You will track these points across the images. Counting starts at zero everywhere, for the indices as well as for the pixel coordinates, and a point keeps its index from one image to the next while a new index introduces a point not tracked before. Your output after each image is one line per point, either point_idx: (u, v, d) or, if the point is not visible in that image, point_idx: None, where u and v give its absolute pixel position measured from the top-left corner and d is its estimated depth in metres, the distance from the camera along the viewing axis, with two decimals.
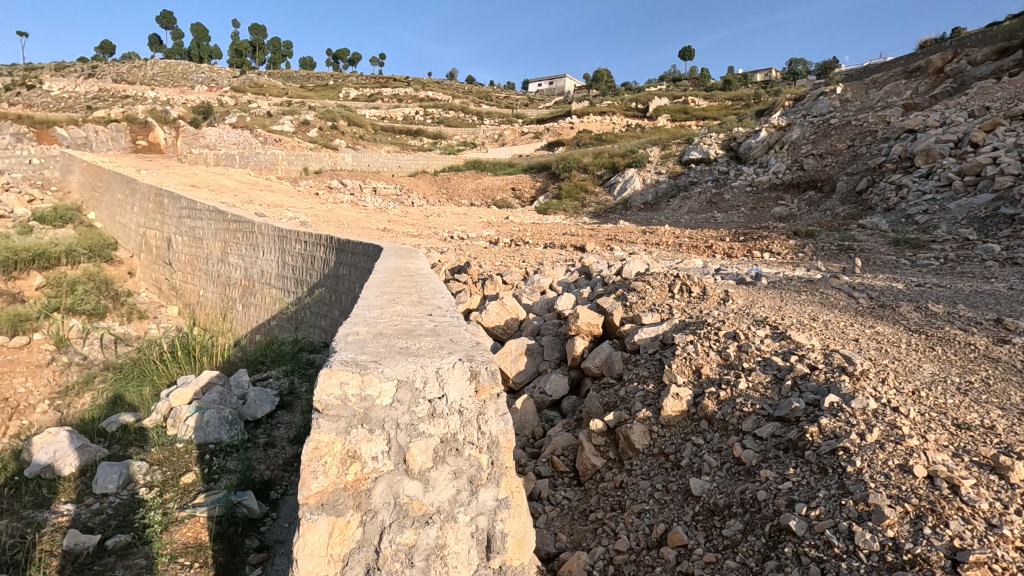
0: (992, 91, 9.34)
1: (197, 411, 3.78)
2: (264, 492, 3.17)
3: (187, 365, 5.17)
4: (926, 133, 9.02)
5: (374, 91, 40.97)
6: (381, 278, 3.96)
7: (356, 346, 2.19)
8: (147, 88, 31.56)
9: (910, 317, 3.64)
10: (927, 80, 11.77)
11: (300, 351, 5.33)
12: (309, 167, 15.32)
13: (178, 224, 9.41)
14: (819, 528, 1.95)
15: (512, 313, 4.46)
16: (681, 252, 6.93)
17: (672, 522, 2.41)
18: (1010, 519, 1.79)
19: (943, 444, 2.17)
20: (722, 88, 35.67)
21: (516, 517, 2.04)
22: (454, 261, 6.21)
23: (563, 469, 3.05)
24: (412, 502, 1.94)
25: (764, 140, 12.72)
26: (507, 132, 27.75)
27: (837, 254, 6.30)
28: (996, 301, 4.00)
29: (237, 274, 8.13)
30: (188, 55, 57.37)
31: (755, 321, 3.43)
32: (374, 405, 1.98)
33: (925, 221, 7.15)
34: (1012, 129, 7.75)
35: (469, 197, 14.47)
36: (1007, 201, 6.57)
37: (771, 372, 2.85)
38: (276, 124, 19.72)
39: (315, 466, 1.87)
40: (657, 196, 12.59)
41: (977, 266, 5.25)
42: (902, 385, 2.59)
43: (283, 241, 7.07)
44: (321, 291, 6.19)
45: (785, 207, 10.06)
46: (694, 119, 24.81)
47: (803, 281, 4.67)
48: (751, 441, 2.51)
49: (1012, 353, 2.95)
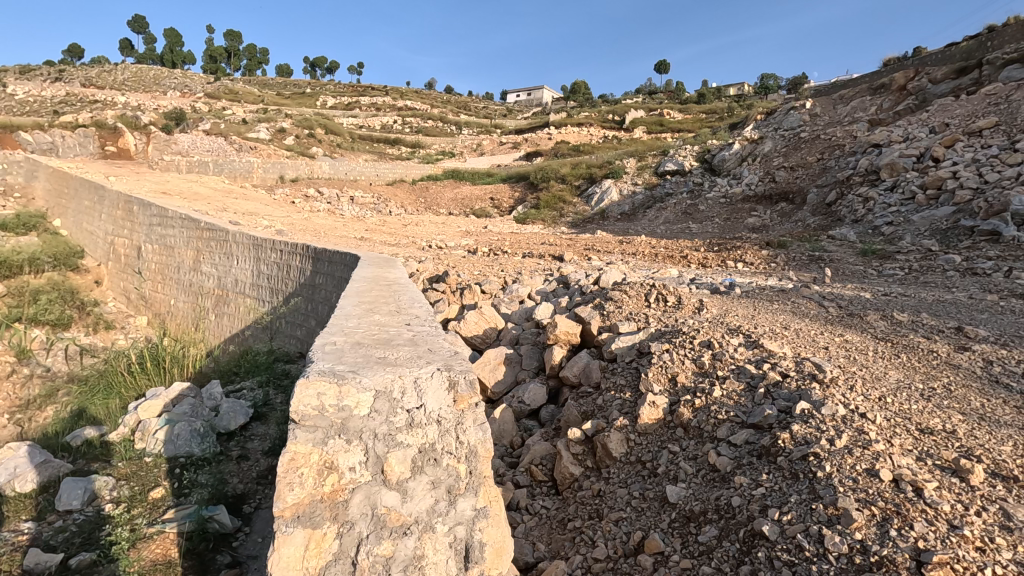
0: (951, 108, 9.73)
1: (167, 424, 3.67)
2: (237, 506, 3.12)
3: (157, 377, 5.05)
4: (890, 147, 9.35)
5: (352, 99, 40.93)
6: (358, 287, 3.94)
7: (333, 356, 2.18)
8: (113, 91, 30.98)
9: (877, 325, 3.76)
10: (890, 97, 12.23)
11: (274, 362, 5.26)
12: (285, 175, 15.17)
13: (148, 232, 9.21)
14: (791, 532, 2.00)
15: (490, 322, 4.49)
16: (657, 262, 7.03)
17: (649, 529, 2.44)
18: (970, 520, 1.85)
19: (907, 448, 2.25)
20: (695, 101, 36.53)
21: (494, 526, 2.05)
22: (433, 270, 6.21)
23: (541, 478, 3.07)
24: (390, 513, 1.93)
25: (737, 152, 13.05)
26: (486, 142, 27.89)
27: (807, 264, 6.47)
28: (957, 310, 4.16)
29: (209, 283, 8.00)
30: (161, 60, 56.60)
31: (729, 329, 3.50)
32: (351, 415, 1.96)
33: (890, 232, 7.39)
34: (970, 145, 8.10)
35: (447, 207, 14.51)
36: (967, 214, 6.84)
37: (745, 379, 2.91)
38: (251, 133, 19.53)
39: (291, 477, 1.85)
40: (633, 207, 12.81)
41: (940, 275, 5.45)
42: (869, 391, 2.68)
43: (258, 250, 6.97)
44: (297, 301, 6.12)
45: (758, 218, 10.30)
46: (668, 131, 25.28)
47: (776, 290, 4.78)
48: (725, 448, 2.56)
49: (972, 361, 3.07)
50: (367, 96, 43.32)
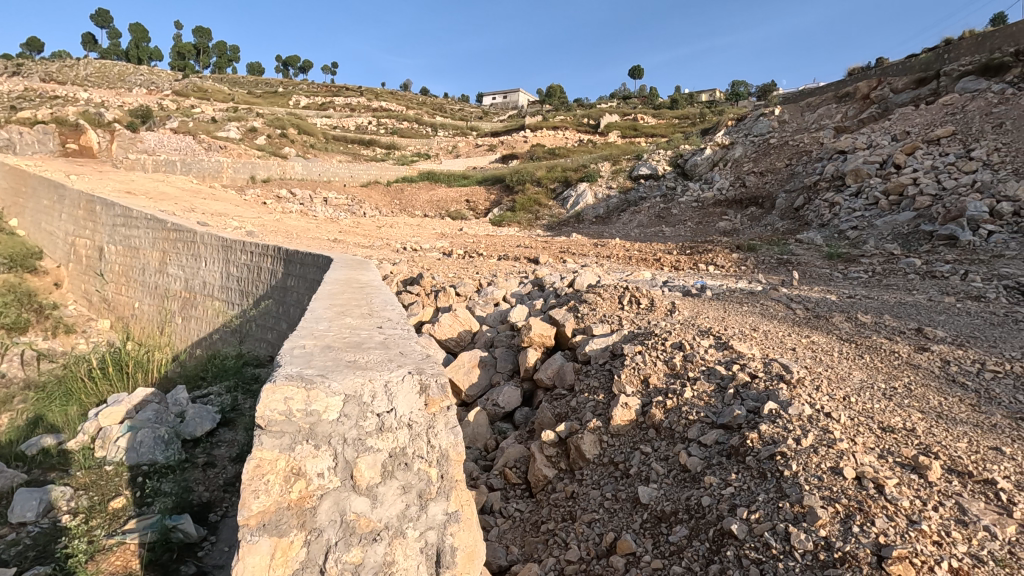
0: (912, 117, 10.08)
1: (130, 430, 3.54)
2: (202, 515, 3.04)
3: (119, 383, 4.88)
4: (855, 154, 9.65)
5: (326, 99, 40.40)
6: (330, 290, 3.87)
7: (302, 360, 2.13)
8: (77, 89, 30.02)
9: (842, 327, 3.87)
10: (854, 105, 12.61)
11: (243, 366, 5.14)
12: (256, 175, 14.86)
13: (111, 233, 8.92)
14: (759, 531, 2.03)
15: (464, 324, 4.47)
16: (631, 264, 7.11)
17: (621, 530, 2.46)
18: (928, 515, 1.90)
19: (870, 446, 2.31)
20: (669, 106, 37.16)
21: (466, 530, 2.02)
22: (407, 273, 6.16)
23: (515, 481, 3.07)
24: (359, 519, 1.89)
25: (708, 157, 13.28)
26: (462, 144, 27.82)
27: (776, 267, 6.62)
28: (918, 312, 4.30)
29: (176, 285, 7.78)
30: (126, 55, 55.01)
31: (700, 331, 3.56)
32: (320, 420, 1.94)
33: (855, 236, 7.61)
34: (929, 153, 8.41)
35: (422, 209, 14.43)
36: (926, 219, 7.10)
37: (715, 380, 2.95)
38: (221, 132, 19.13)
39: (256, 484, 1.80)
40: (608, 210, 12.94)
41: (901, 278, 5.64)
42: (834, 391, 2.76)
43: (227, 251, 6.81)
44: (267, 303, 6.00)
45: (729, 222, 10.50)
46: (643, 136, 25.60)
47: (746, 292, 4.88)
48: (696, 448, 2.59)
49: (931, 361, 3.18)
50: (342, 96, 42.95)
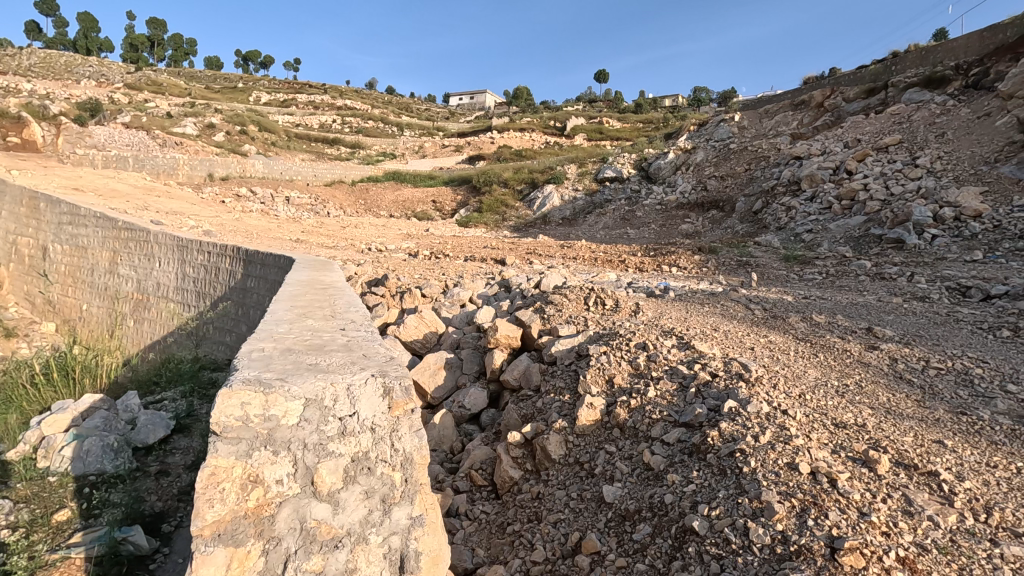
0: (863, 125, 10.53)
1: (75, 439, 3.36)
2: (155, 526, 2.91)
3: (64, 389, 4.63)
4: (810, 160, 10.01)
5: (288, 96, 39.45)
6: (291, 291, 3.78)
7: (260, 364, 2.07)
8: (19, 79, 28.43)
9: (797, 326, 4.00)
10: (809, 113, 13.10)
11: (200, 371, 4.97)
12: (214, 173, 14.39)
13: (56, 231, 8.48)
14: (719, 527, 2.08)
15: (430, 326, 4.43)
16: (596, 266, 7.19)
17: (586, 530, 2.48)
18: (877, 507, 1.98)
19: (824, 442, 2.39)
20: (633, 110, 37.81)
21: (431, 534, 2.00)
22: (372, 274, 6.07)
23: (481, 483, 3.06)
24: (320, 526, 1.85)
25: (672, 161, 13.56)
26: (428, 144, 27.60)
27: (736, 268, 6.80)
28: (868, 312, 4.49)
29: (128, 286, 7.46)
30: (74, 46, 52.53)
31: (663, 331, 3.63)
32: (279, 425, 1.88)
33: (810, 239, 7.89)
34: (878, 159, 8.80)
35: (388, 209, 14.28)
36: (876, 223, 7.42)
37: (677, 380, 3.01)
38: (177, 127, 18.45)
39: (211, 493, 1.74)
40: (574, 212, 13.06)
41: (853, 279, 5.87)
42: (790, 389, 2.85)
43: (183, 251, 6.57)
44: (226, 305, 5.82)
45: (691, 225, 10.75)
46: (608, 139, 25.95)
47: (707, 293, 4.99)
48: (659, 446, 2.63)
49: (880, 359, 3.33)
50: (305, 93, 42.08)
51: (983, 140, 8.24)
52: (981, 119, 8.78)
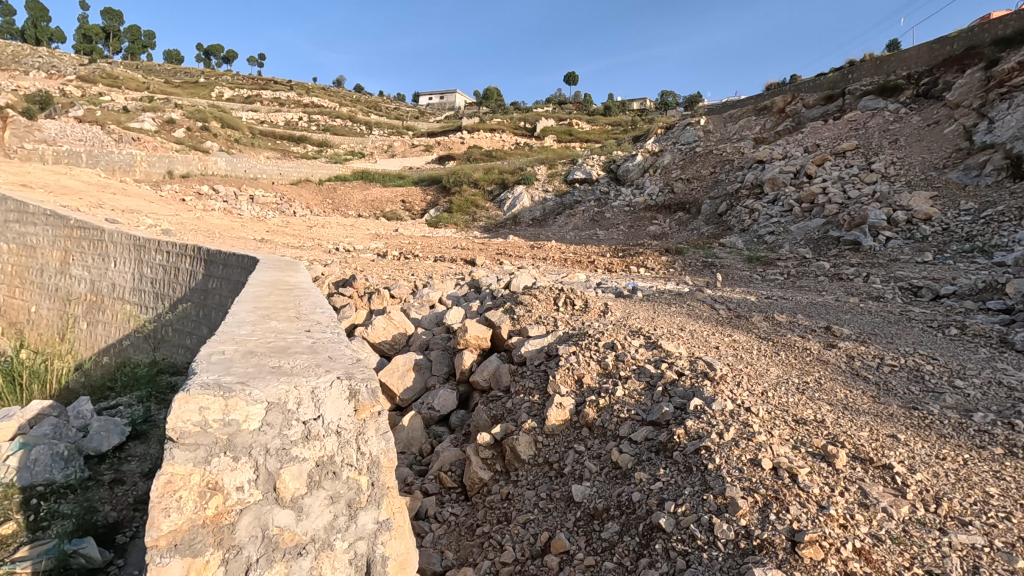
0: (821, 130, 10.89)
1: (22, 448, 3.19)
2: (109, 537, 2.79)
3: (10, 396, 4.40)
4: (772, 164, 10.31)
5: (252, 92, 38.47)
6: (255, 292, 3.69)
7: (220, 367, 2.01)
8: None
9: (760, 326, 4.10)
10: (771, 118, 13.49)
11: (158, 375, 4.79)
12: (174, 170, 13.91)
13: (2, 230, 8.06)
14: (685, 523, 2.11)
15: (399, 327, 4.38)
16: (565, 266, 7.23)
17: (555, 530, 2.48)
18: (835, 500, 2.05)
19: (785, 438, 2.46)
20: (603, 113, 38.20)
21: (398, 538, 1.96)
22: (339, 274, 5.97)
23: (450, 485, 3.04)
24: (283, 533, 1.80)
25: (639, 163, 13.76)
26: (398, 144, 27.31)
27: (701, 269, 6.94)
28: (826, 311, 4.64)
29: (81, 288, 7.14)
30: (22, 35, 50.09)
31: (631, 331, 3.67)
32: (239, 431, 1.82)
33: (772, 241, 8.11)
34: (836, 164, 9.11)
35: (356, 209, 14.08)
36: (834, 225, 7.68)
37: (645, 379, 3.05)
38: (134, 122, 17.79)
39: (167, 502, 1.68)
40: (544, 213, 13.13)
41: (813, 280, 6.06)
42: (753, 387, 2.92)
43: (140, 251, 6.33)
44: (186, 306, 5.64)
45: (659, 226, 10.93)
46: (577, 141, 26.18)
47: (674, 294, 5.08)
48: (627, 445, 2.65)
49: (838, 356, 3.44)
50: (270, 90, 41.12)
51: (933, 147, 8.62)
52: (931, 126, 9.19)
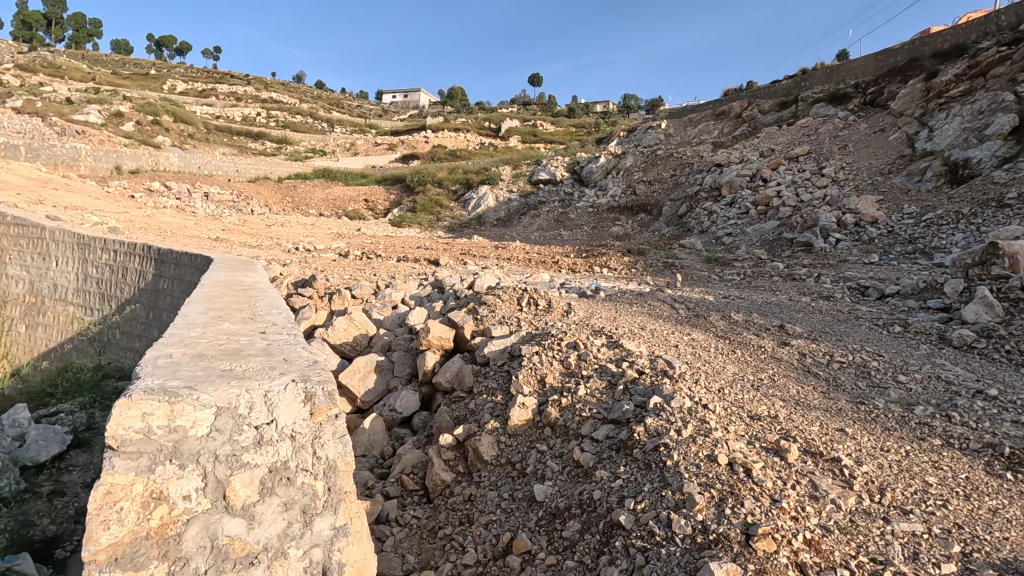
0: (776, 135, 11.27)
1: None
2: (46, 552, 2.64)
3: None
4: (730, 167, 10.60)
5: (207, 86, 37.13)
6: (207, 292, 3.56)
7: (166, 371, 1.92)
8: None
9: (717, 324, 4.21)
10: (729, 123, 13.87)
11: (103, 380, 4.56)
12: (122, 165, 13.28)
13: None
14: (644, 520, 2.13)
15: (361, 328, 4.30)
16: (529, 266, 7.25)
17: (517, 529, 2.48)
18: (787, 493, 2.11)
19: (741, 433, 2.52)
20: (567, 114, 38.48)
21: (355, 544, 1.95)
22: (299, 274, 5.82)
23: (412, 487, 3.00)
24: (234, 542, 1.74)
25: (603, 165, 13.92)
26: (360, 142, 26.85)
27: (662, 269, 7.07)
28: (780, 310, 4.80)
29: (18, 289, 6.73)
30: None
31: (594, 331, 3.71)
32: (186, 437, 1.74)
33: (730, 242, 8.34)
34: (790, 168, 9.43)
35: (317, 207, 13.76)
36: (788, 227, 7.96)
37: (607, 377, 3.08)
38: (78, 115, 16.89)
39: (107, 514, 1.59)
40: (509, 213, 13.14)
41: (768, 280, 6.26)
42: (711, 384, 2.98)
43: (85, 250, 6.01)
44: (135, 308, 5.39)
45: (621, 227, 11.09)
46: (542, 141, 26.32)
47: (635, 294, 5.15)
48: (589, 444, 2.67)
49: (790, 353, 3.56)
50: (226, 84, 39.78)
51: (878, 153, 9.03)
52: (877, 133, 9.63)
